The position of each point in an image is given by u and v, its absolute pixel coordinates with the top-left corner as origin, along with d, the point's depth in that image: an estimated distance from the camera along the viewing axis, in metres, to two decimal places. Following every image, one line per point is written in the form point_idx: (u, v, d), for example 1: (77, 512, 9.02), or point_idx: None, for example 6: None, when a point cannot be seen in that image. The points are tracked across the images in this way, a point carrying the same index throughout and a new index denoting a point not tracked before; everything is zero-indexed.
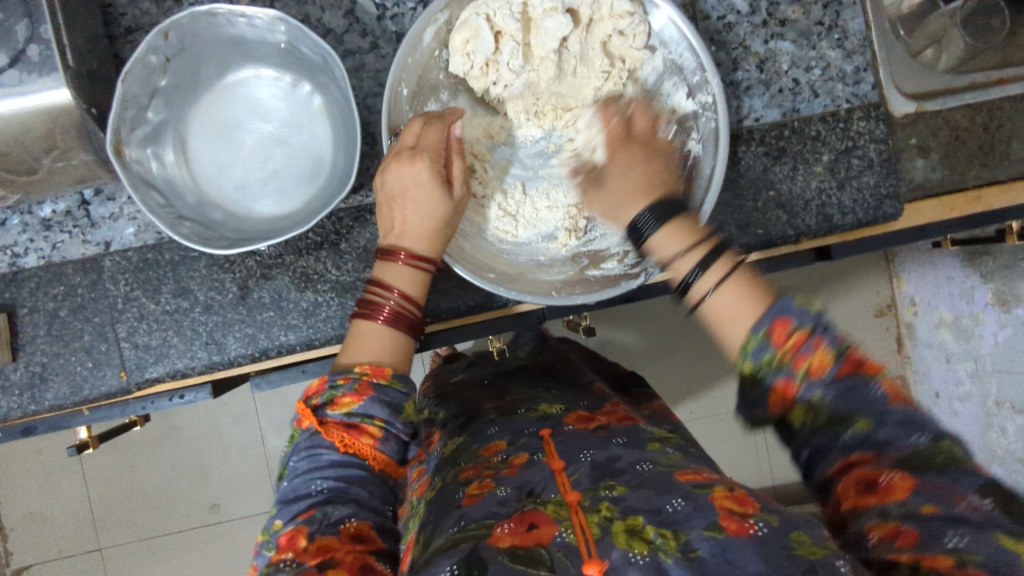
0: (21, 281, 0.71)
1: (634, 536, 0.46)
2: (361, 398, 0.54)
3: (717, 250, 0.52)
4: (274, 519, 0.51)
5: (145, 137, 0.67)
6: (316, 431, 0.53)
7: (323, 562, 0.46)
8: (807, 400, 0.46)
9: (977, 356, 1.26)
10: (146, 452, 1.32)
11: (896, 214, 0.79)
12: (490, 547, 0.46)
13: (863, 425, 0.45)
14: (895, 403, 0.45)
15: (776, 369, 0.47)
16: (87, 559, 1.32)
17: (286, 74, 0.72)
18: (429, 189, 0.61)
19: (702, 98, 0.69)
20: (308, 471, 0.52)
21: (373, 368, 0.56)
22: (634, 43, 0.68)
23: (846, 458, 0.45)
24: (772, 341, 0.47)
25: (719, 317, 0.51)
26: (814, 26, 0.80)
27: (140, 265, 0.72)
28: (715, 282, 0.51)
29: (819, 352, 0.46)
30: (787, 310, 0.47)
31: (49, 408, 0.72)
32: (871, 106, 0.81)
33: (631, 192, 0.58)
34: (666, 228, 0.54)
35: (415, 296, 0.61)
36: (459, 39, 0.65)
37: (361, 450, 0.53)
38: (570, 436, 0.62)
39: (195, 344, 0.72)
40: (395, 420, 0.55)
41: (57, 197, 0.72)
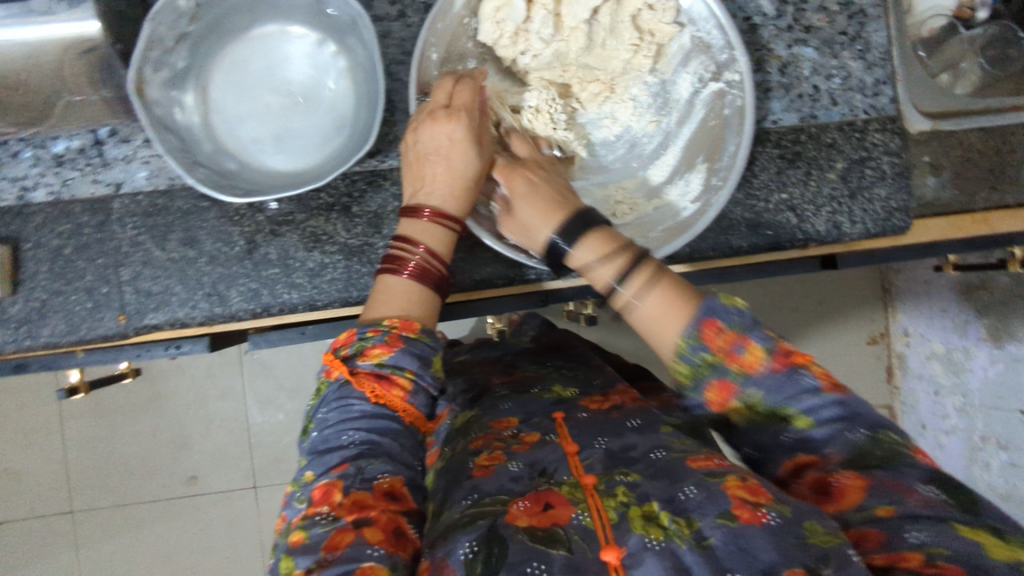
0: (27, 215, 0.71)
1: (649, 522, 0.48)
2: (391, 349, 0.54)
3: (640, 261, 0.56)
4: (306, 472, 0.51)
5: (167, 80, 0.67)
6: (346, 381, 0.53)
7: (359, 519, 0.47)
8: (744, 396, 0.52)
9: (966, 392, 1.27)
10: (129, 413, 1.31)
11: (904, 227, 0.80)
12: (508, 526, 0.49)
13: (803, 421, 0.51)
14: (827, 392, 0.51)
15: (712, 370, 0.52)
16: (59, 520, 1.30)
17: (313, 32, 0.72)
18: (463, 147, 0.63)
19: (729, 76, 0.72)
20: (341, 422, 0.52)
21: (402, 322, 0.56)
22: (663, 17, 0.72)
23: (796, 459, 0.52)
24: (703, 343, 0.52)
25: (648, 322, 0.55)
26: (838, 36, 0.81)
27: (150, 211, 0.72)
28: (639, 290, 0.55)
29: (751, 350, 0.51)
30: (714, 311, 0.52)
31: (44, 346, 0.71)
32: (887, 119, 0.82)
33: (541, 214, 0.64)
34: (586, 240, 0.60)
35: (440, 252, 0.62)
36: (490, 8, 0.68)
37: (392, 402, 0.53)
38: (583, 421, 0.64)
39: (197, 294, 0.72)
40: (425, 373, 0.54)
41: (71, 133, 0.71)
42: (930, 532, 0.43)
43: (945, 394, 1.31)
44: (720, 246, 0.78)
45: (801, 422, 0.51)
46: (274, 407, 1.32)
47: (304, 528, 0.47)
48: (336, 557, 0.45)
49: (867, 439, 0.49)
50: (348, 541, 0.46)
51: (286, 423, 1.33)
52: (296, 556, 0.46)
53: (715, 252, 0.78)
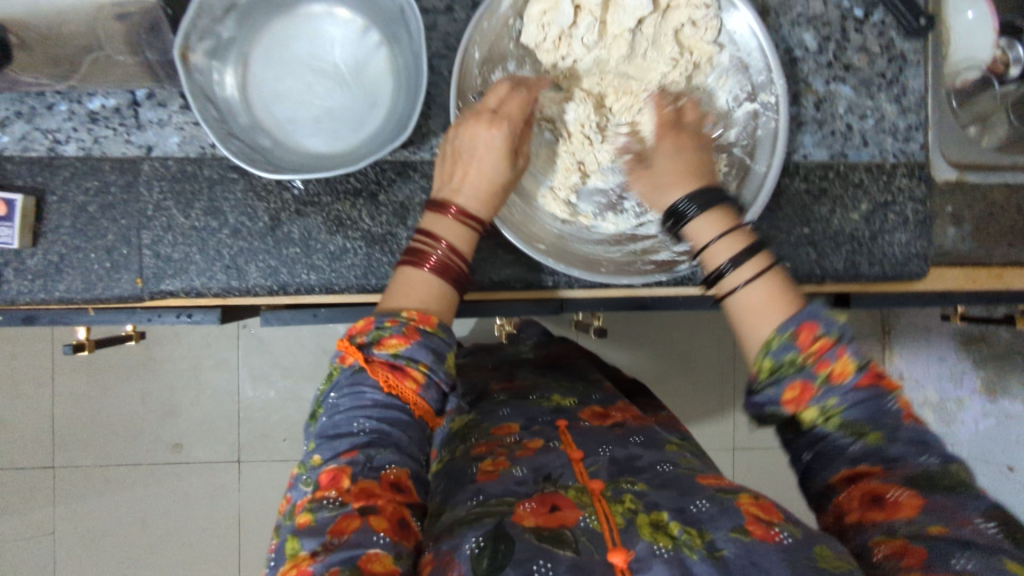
0: (56, 167, 0.71)
1: (659, 530, 0.50)
2: (408, 340, 0.53)
3: (756, 250, 0.58)
4: (314, 456, 0.51)
5: (211, 49, 0.67)
6: (360, 368, 0.53)
7: (367, 506, 0.47)
8: (820, 402, 0.52)
9: (954, 441, 1.32)
10: (124, 374, 1.31)
11: (921, 273, 0.81)
12: (515, 525, 0.51)
13: (874, 438, 0.51)
14: (907, 420, 0.51)
15: (797, 369, 0.52)
16: (41, 474, 1.30)
17: (359, 17, 0.71)
18: (497, 156, 0.64)
19: (763, 98, 0.75)
20: (352, 409, 0.52)
21: (420, 315, 0.55)
22: (705, 35, 0.73)
23: (853, 470, 0.51)
24: (796, 342, 0.52)
25: (746, 309, 0.57)
26: (875, 77, 0.82)
27: (178, 176, 0.71)
28: (747, 279, 0.57)
29: (842, 360, 0.51)
30: (814, 316, 0.53)
31: (58, 300, 0.71)
32: (915, 165, 0.82)
33: (675, 174, 0.64)
34: (710, 215, 0.60)
35: (460, 249, 0.62)
36: (536, 10, 0.70)
37: (404, 394, 0.52)
38: (586, 429, 0.67)
39: (215, 265, 0.72)
40: (439, 368, 0.54)
41: (108, 92, 0.71)
42: (977, 560, 0.43)
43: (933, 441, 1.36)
44: None
45: (874, 436, 0.51)
46: (267, 383, 1.32)
47: (311, 512, 0.47)
48: (343, 541, 0.45)
49: (937, 467, 0.49)
50: (354, 528, 0.46)
51: (278, 400, 1.32)
52: (301, 538, 0.46)
53: None
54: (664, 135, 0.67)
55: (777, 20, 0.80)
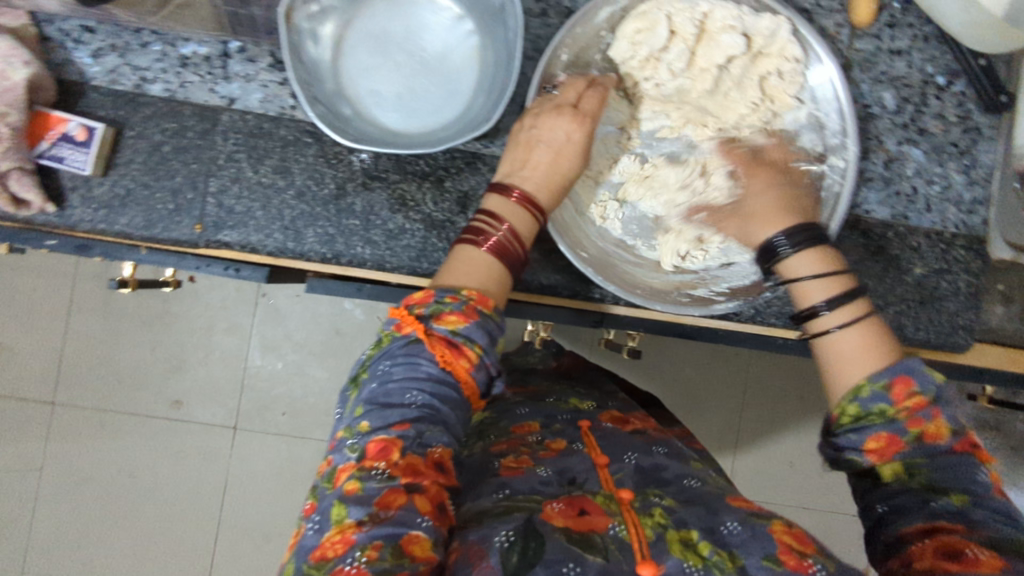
0: (139, 104, 0.72)
1: (688, 548, 0.50)
2: (467, 319, 0.53)
3: (854, 295, 0.60)
4: (362, 421, 0.50)
5: (313, 13, 0.68)
6: (417, 339, 0.52)
7: (412, 484, 0.47)
8: (907, 457, 0.54)
9: None
10: (145, 322, 1.31)
11: (964, 345, 0.81)
12: (545, 523, 0.50)
13: (958, 498, 0.51)
14: (996, 493, 0.52)
15: (887, 419, 0.54)
16: (42, 407, 1.30)
17: (457, 7, 0.72)
18: (574, 149, 0.67)
19: (832, 161, 0.74)
20: (405, 380, 0.51)
21: (479, 296, 0.54)
22: (788, 88, 0.73)
23: (932, 524, 0.50)
24: (890, 393, 0.54)
25: (840, 352, 0.58)
26: (948, 145, 0.82)
27: (254, 131, 0.72)
28: (842, 321, 0.59)
29: (938, 422, 0.53)
30: (913, 371, 0.54)
31: (117, 233, 0.71)
32: (974, 240, 0.82)
33: (777, 216, 0.67)
34: (806, 253, 0.63)
35: (522, 236, 0.62)
36: (631, 27, 0.71)
37: (457, 372, 0.52)
38: (608, 432, 0.68)
39: (275, 225, 0.72)
40: (491, 352, 0.53)
41: (202, 39, 0.72)
42: None
43: None
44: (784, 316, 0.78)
45: (957, 497, 0.51)
46: (275, 355, 1.31)
47: (360, 479, 0.47)
48: (390, 514, 0.46)
49: (1017, 537, 0.49)
50: (400, 503, 0.46)
51: (283, 373, 1.31)
52: (349, 506, 0.46)
53: (778, 321, 0.78)
54: (755, 171, 0.71)
55: (859, 75, 0.81)
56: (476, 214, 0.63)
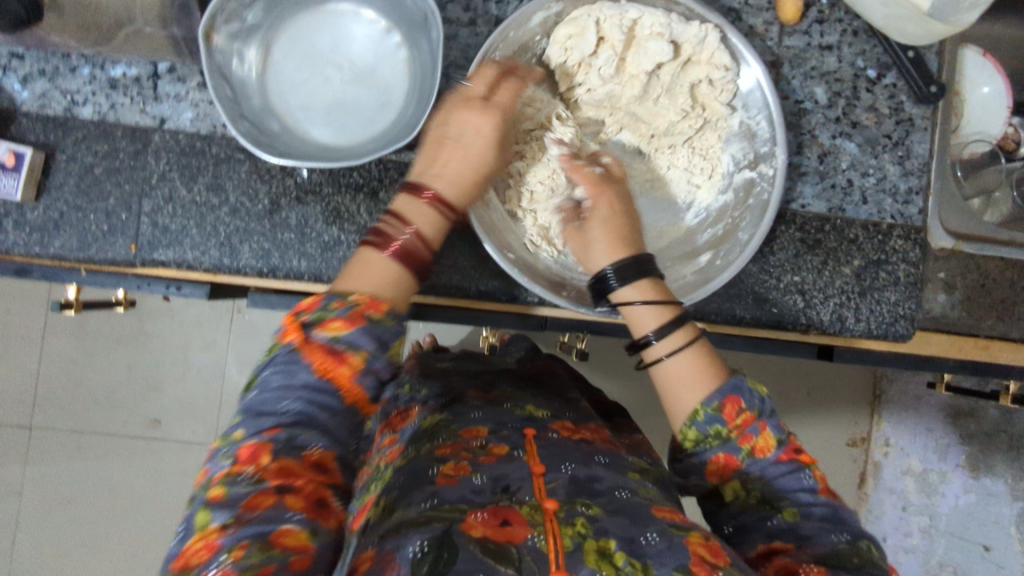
0: (70, 127, 0.72)
1: (604, 559, 0.50)
2: (352, 326, 0.52)
3: (679, 323, 0.62)
4: (237, 429, 0.50)
5: (235, 32, 0.68)
6: (297, 347, 0.51)
7: (283, 485, 0.47)
8: (745, 473, 0.59)
9: (934, 514, 1.32)
10: (113, 344, 1.31)
11: (906, 335, 0.81)
12: (463, 535, 0.50)
13: (789, 514, 0.57)
14: (823, 495, 0.58)
15: (723, 441, 0.58)
16: (17, 433, 1.30)
17: (384, 20, 0.73)
18: (486, 142, 0.66)
19: (763, 169, 0.74)
20: (282, 388, 0.50)
21: (369, 300, 0.54)
22: (720, 96, 0.73)
23: (770, 544, 0.56)
24: (721, 415, 0.58)
25: (672, 379, 0.61)
26: (882, 138, 0.83)
27: (186, 150, 0.73)
28: (671, 350, 0.61)
29: (764, 436, 0.58)
30: (739, 389, 0.59)
31: (52, 256, 0.72)
32: (912, 229, 0.83)
33: (609, 245, 0.65)
34: (638, 284, 0.63)
35: (428, 238, 0.61)
36: (562, 33, 0.70)
37: (338, 379, 0.51)
38: (553, 442, 0.66)
39: (210, 241, 0.72)
40: (379, 356, 0.53)
41: (132, 62, 0.73)
42: None
43: (912, 512, 1.35)
44: (723, 312, 0.80)
45: (788, 512, 0.57)
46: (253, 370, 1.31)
47: (225, 486, 0.46)
48: (254, 516, 0.45)
49: (845, 544, 0.54)
50: (266, 506, 0.46)
51: None
52: (210, 513, 0.45)
53: (717, 318, 0.80)
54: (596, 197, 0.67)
55: (790, 72, 0.82)
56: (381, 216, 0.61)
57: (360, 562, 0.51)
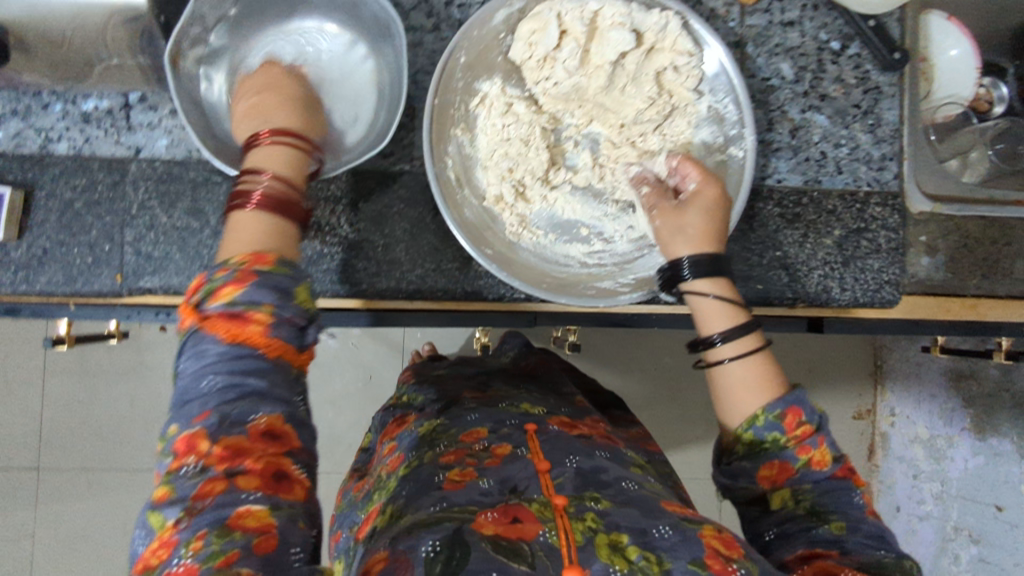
0: (46, 164, 0.73)
1: (616, 552, 0.50)
2: (241, 284, 0.51)
3: (749, 328, 0.62)
4: (170, 426, 0.49)
5: (200, 56, 0.69)
6: (198, 327, 0.50)
7: (231, 467, 0.46)
8: (797, 482, 0.58)
9: (944, 479, 1.32)
10: (113, 378, 1.31)
11: (892, 301, 0.82)
12: (474, 534, 0.50)
13: (836, 527, 0.56)
14: (869, 516, 0.58)
15: (780, 448, 0.58)
16: (25, 475, 1.29)
17: (347, 32, 0.74)
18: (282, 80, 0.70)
19: (733, 151, 0.76)
20: (200, 372, 0.50)
21: (253, 257, 0.53)
22: (686, 81, 0.74)
23: (810, 550, 0.55)
24: (782, 423, 0.58)
25: (731, 384, 0.61)
26: (851, 108, 0.84)
27: (163, 177, 0.74)
28: (736, 354, 0.61)
29: (821, 449, 0.58)
30: (800, 401, 0.59)
31: (39, 292, 0.72)
32: (889, 195, 0.83)
33: (697, 237, 0.66)
34: (715, 282, 0.64)
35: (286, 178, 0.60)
36: (526, 29, 0.72)
37: (250, 339, 0.50)
38: (555, 437, 0.67)
39: (195, 265, 0.73)
40: (284, 306, 0.52)
41: (102, 94, 0.74)
42: None
43: (923, 479, 1.36)
44: None
45: (836, 525, 0.56)
46: None
47: (171, 483, 0.46)
48: (207, 503, 0.45)
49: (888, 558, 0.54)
50: (217, 491, 0.45)
51: None
52: (161, 510, 0.45)
53: None
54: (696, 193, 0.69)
55: (755, 50, 0.83)
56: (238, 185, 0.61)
57: (372, 562, 0.51)
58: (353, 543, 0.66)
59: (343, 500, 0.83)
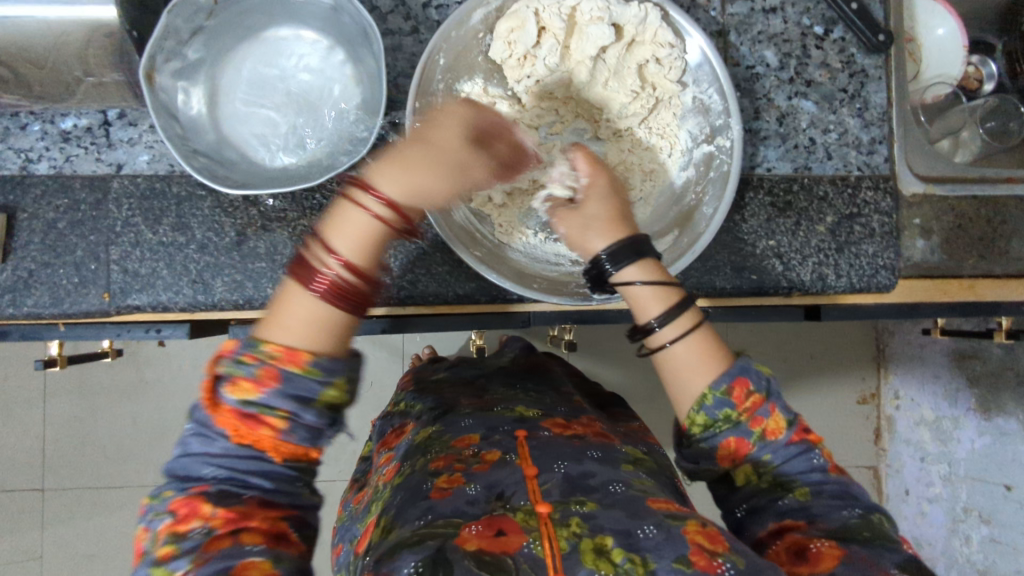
0: (27, 185, 0.72)
1: (602, 556, 0.49)
2: (262, 387, 0.50)
3: (685, 305, 0.60)
4: (164, 488, 0.51)
5: (178, 70, 0.69)
6: (210, 411, 0.51)
7: (235, 530, 0.49)
8: (756, 456, 0.57)
9: (952, 460, 1.31)
10: (112, 396, 1.30)
11: (888, 286, 0.81)
12: (457, 550, 0.49)
13: (801, 492, 0.56)
14: (831, 473, 0.58)
15: (734, 424, 0.57)
16: (29, 497, 1.29)
17: (325, 39, 0.74)
18: (448, 136, 0.63)
19: (719, 142, 0.74)
20: (202, 454, 0.51)
21: (286, 352, 0.51)
22: (669, 73, 0.73)
23: (781, 524, 0.56)
24: (731, 398, 0.57)
25: (676, 365, 0.59)
26: (838, 92, 0.83)
27: (146, 194, 0.73)
28: (678, 335, 0.59)
29: (774, 418, 0.57)
30: (745, 371, 0.58)
31: (26, 315, 0.71)
32: (880, 178, 0.83)
33: (608, 223, 0.63)
34: (637, 266, 0.60)
35: (355, 266, 0.55)
36: (504, 27, 0.70)
37: (259, 441, 0.51)
38: (545, 441, 0.66)
39: (182, 281, 0.72)
40: (303, 412, 0.51)
41: (81, 112, 0.73)
42: None
43: (931, 461, 1.35)
44: (703, 286, 0.79)
45: (800, 491, 0.56)
46: None
47: (174, 542, 0.48)
48: (211, 556, 0.48)
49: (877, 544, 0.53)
50: (223, 546, 0.48)
51: None
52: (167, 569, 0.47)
53: (698, 291, 0.79)
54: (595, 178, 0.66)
55: (738, 38, 0.82)
56: (306, 244, 0.56)
57: None
58: (352, 557, 0.66)
59: (343, 512, 0.82)
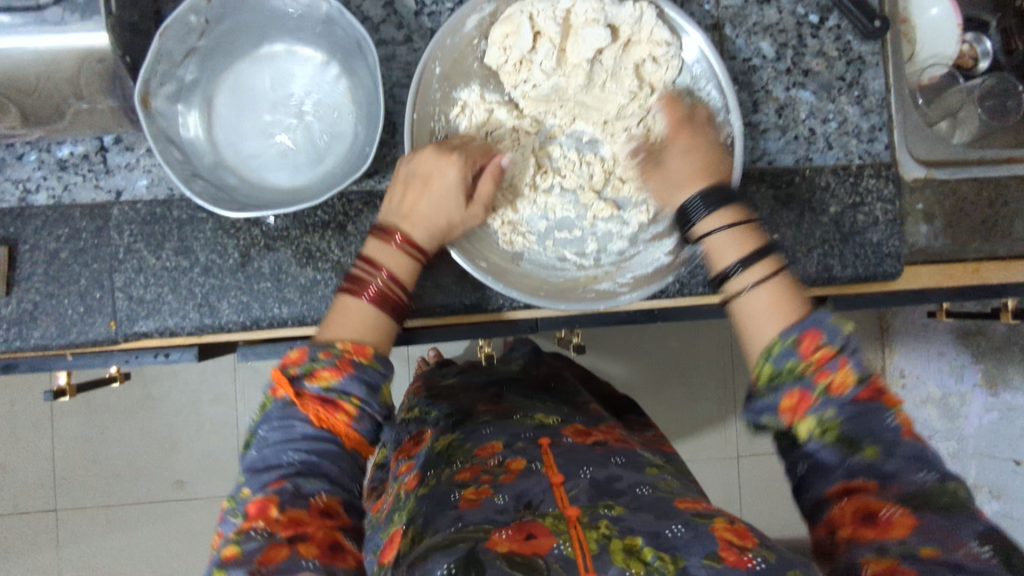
0: (26, 217, 0.71)
1: (632, 556, 0.49)
2: (340, 373, 0.54)
3: (765, 252, 0.59)
4: (242, 488, 0.52)
5: (173, 93, 0.68)
6: (291, 401, 0.53)
7: (295, 535, 0.48)
8: (818, 413, 0.51)
9: (960, 437, 1.32)
10: (120, 415, 1.30)
11: (894, 273, 0.81)
12: (487, 552, 0.49)
13: (871, 452, 0.49)
14: (906, 436, 0.50)
15: (796, 377, 0.52)
16: (42, 519, 1.29)
17: (318, 53, 0.73)
18: (450, 187, 0.66)
19: None
20: (281, 442, 0.52)
21: (356, 346, 0.56)
22: (666, 71, 0.73)
23: (848, 484, 0.49)
24: (799, 349, 0.52)
25: (752, 312, 0.57)
26: (836, 81, 0.82)
27: (147, 219, 0.72)
28: (755, 282, 0.58)
29: (842, 371, 0.51)
30: (819, 324, 0.53)
31: (34, 347, 0.71)
32: (882, 165, 0.82)
33: (686, 179, 0.67)
34: (720, 215, 0.62)
35: (403, 281, 0.63)
36: (499, 33, 0.70)
37: (335, 426, 0.53)
38: (568, 449, 0.66)
39: (188, 305, 0.72)
40: (371, 401, 0.55)
41: (76, 140, 0.73)
42: None
43: (939, 438, 1.37)
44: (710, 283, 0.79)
45: (868, 450, 0.49)
46: None
47: (240, 543, 0.48)
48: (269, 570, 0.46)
49: None
50: (280, 557, 0.46)
51: None
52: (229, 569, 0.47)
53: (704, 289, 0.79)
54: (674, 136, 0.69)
55: (733, 31, 0.81)
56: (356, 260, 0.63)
57: None
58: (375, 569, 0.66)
59: None
